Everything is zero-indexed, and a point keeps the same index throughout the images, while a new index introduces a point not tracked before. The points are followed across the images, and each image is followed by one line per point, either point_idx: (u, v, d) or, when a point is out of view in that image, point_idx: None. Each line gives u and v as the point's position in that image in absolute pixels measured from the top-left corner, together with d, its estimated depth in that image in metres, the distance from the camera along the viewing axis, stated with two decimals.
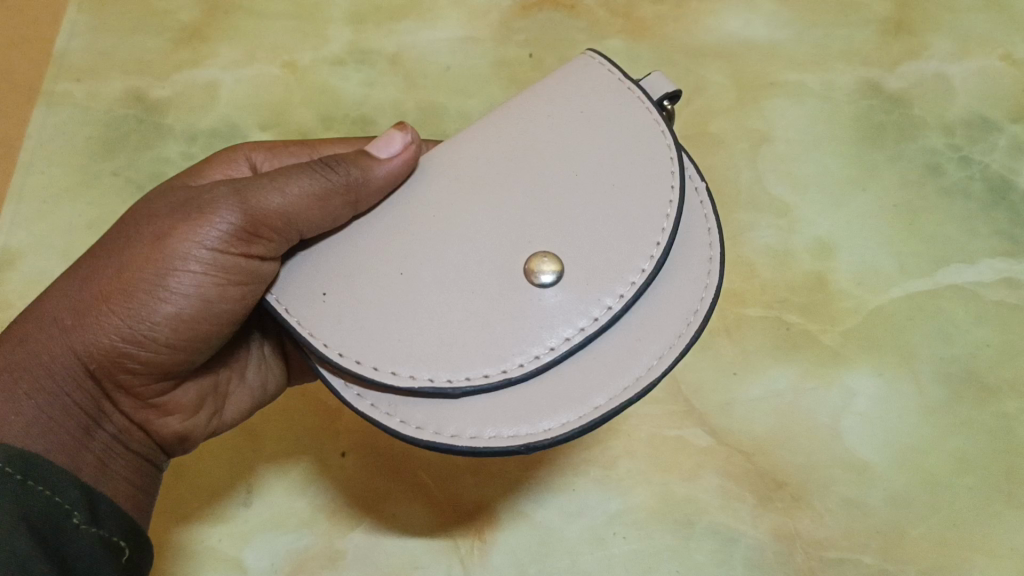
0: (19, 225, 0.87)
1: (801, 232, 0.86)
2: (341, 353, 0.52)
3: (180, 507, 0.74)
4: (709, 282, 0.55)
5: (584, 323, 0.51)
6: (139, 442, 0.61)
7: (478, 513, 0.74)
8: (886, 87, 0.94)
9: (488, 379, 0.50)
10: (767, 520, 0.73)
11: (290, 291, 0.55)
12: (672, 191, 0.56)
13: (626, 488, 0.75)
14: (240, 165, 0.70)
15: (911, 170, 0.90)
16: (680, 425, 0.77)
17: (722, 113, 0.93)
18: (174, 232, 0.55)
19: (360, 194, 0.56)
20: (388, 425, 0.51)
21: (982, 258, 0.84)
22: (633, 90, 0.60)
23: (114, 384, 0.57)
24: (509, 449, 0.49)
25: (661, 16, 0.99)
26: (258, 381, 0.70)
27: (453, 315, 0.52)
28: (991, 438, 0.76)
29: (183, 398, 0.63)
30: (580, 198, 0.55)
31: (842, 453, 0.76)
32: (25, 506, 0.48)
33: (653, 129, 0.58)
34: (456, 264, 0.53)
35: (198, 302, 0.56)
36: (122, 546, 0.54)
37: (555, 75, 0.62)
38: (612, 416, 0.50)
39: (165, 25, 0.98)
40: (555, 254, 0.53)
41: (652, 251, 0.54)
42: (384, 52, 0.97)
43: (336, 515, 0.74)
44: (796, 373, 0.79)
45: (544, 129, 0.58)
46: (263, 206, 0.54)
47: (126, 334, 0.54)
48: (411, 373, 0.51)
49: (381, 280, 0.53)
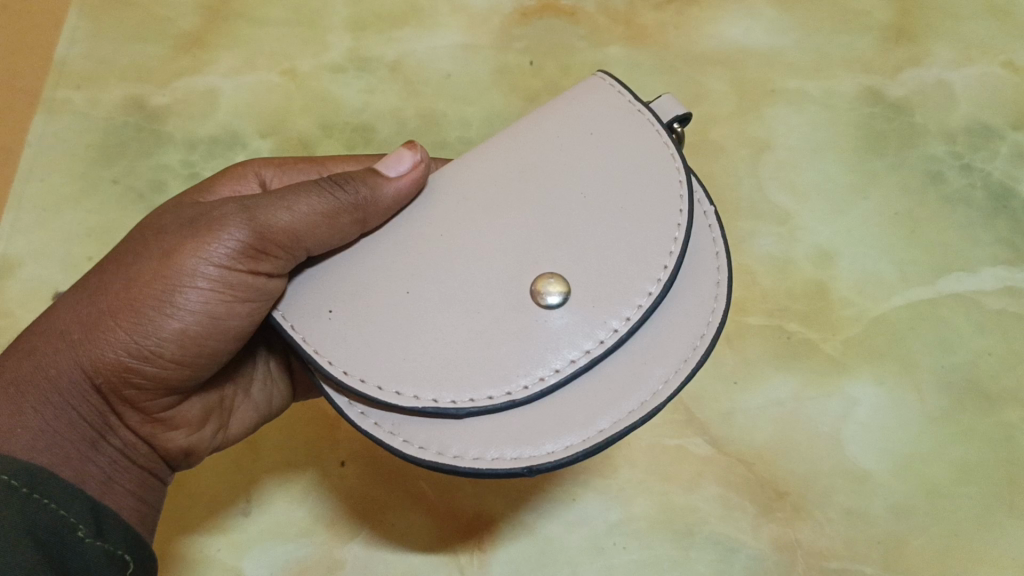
0: (19, 233, 0.87)
1: (802, 240, 0.86)
2: (346, 371, 0.52)
3: (181, 517, 0.74)
4: (715, 307, 0.55)
5: (589, 345, 0.51)
6: (144, 456, 0.61)
7: (479, 523, 0.74)
8: (887, 94, 0.94)
9: (492, 401, 0.50)
10: (768, 529, 0.73)
11: (296, 308, 0.55)
12: (680, 214, 0.56)
13: (627, 498, 0.75)
14: (249, 181, 0.70)
15: (912, 178, 0.89)
16: (681, 434, 0.77)
17: (723, 120, 0.93)
18: (182, 248, 0.55)
19: (368, 212, 0.56)
20: (390, 445, 0.51)
21: (983, 266, 0.84)
22: (644, 112, 0.60)
23: (120, 399, 0.57)
24: (511, 471, 0.49)
25: (662, 23, 0.99)
26: (264, 396, 0.70)
27: (459, 335, 0.52)
28: (993, 447, 0.76)
29: (188, 412, 0.63)
30: (587, 217, 0.55)
31: (842, 463, 0.75)
32: (32, 519, 0.48)
33: (663, 152, 0.58)
34: (461, 283, 0.53)
35: (204, 318, 0.55)
36: (127, 560, 0.54)
37: (566, 95, 0.62)
38: (616, 440, 0.50)
39: (165, 32, 0.98)
40: (562, 276, 0.53)
41: (659, 275, 0.54)
42: (385, 59, 0.97)
43: (336, 525, 0.74)
44: (797, 382, 0.79)
45: (553, 148, 0.58)
46: (271, 223, 0.54)
47: (132, 349, 0.54)
48: (415, 393, 0.51)
49: (386, 299, 0.53)
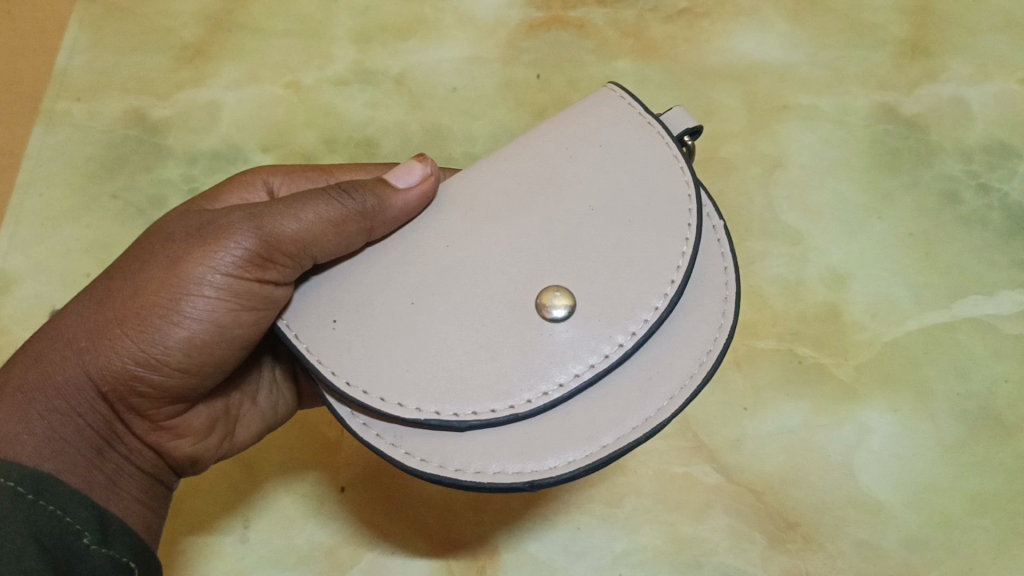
0: (16, 248, 0.85)
1: (815, 261, 0.84)
2: (348, 382, 0.50)
3: (175, 541, 0.72)
4: (723, 322, 0.53)
5: (594, 360, 0.49)
6: (151, 464, 0.59)
7: (483, 551, 0.72)
8: (902, 111, 0.92)
9: (495, 415, 0.48)
10: (777, 562, 0.71)
11: (301, 317, 0.54)
12: (688, 229, 0.54)
13: (633, 527, 0.73)
14: (258, 188, 0.68)
15: (928, 198, 0.87)
16: (689, 462, 0.75)
17: (734, 136, 0.91)
18: (188, 256, 0.53)
19: (375, 221, 0.54)
20: (392, 457, 0.49)
21: (1001, 289, 0.82)
22: (654, 124, 0.58)
23: (127, 407, 0.55)
24: (512, 486, 0.47)
25: (672, 36, 0.97)
26: (270, 404, 0.68)
27: (462, 347, 0.50)
28: (1009, 479, 0.74)
29: (195, 421, 0.61)
30: (599, 228, 0.53)
31: (855, 492, 0.74)
32: (35, 525, 0.46)
33: (672, 164, 0.56)
34: (467, 294, 0.52)
35: (211, 327, 0.53)
36: (133, 567, 0.52)
37: (576, 107, 0.60)
38: (620, 457, 0.48)
39: (167, 43, 0.97)
40: (568, 288, 0.51)
41: (667, 289, 0.52)
42: (389, 71, 0.95)
43: (335, 551, 0.72)
44: (809, 409, 0.77)
45: (562, 159, 0.56)
46: (277, 232, 0.53)
47: (138, 357, 0.52)
48: (417, 405, 0.49)
49: (390, 309, 0.52)
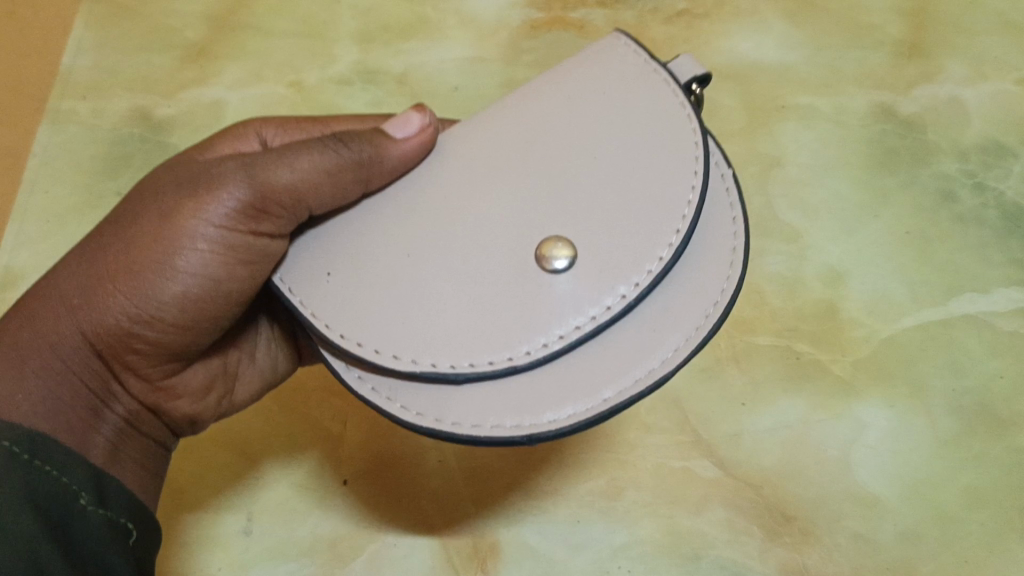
0: (22, 244, 0.86)
1: (812, 259, 0.85)
2: (343, 336, 0.51)
3: (178, 533, 0.73)
4: (731, 273, 0.53)
5: (596, 311, 0.50)
6: (150, 423, 0.60)
7: (483, 544, 0.73)
8: (899, 111, 0.93)
9: (493, 367, 0.49)
10: (776, 554, 0.72)
11: (297, 271, 0.55)
12: (694, 178, 0.53)
13: (632, 520, 0.74)
14: (251, 140, 0.69)
15: (924, 197, 0.88)
16: (688, 456, 0.76)
17: (733, 136, 0.92)
18: (181, 208, 0.54)
19: (371, 171, 0.55)
20: (387, 410, 0.50)
21: (996, 287, 0.83)
22: (660, 73, 0.58)
23: (122, 365, 0.56)
24: (509, 440, 0.48)
25: (671, 37, 0.98)
26: (268, 362, 0.69)
27: (458, 301, 0.51)
28: (1005, 473, 0.75)
29: (192, 380, 0.62)
30: (598, 181, 0.53)
31: (851, 486, 0.74)
32: (31, 485, 0.46)
33: (678, 114, 0.56)
34: (464, 248, 0.52)
35: (206, 281, 0.55)
36: (131, 527, 0.52)
37: (579, 57, 0.60)
38: (621, 409, 0.48)
39: (172, 43, 0.98)
40: (568, 240, 0.51)
41: (671, 240, 0.51)
42: (391, 71, 0.96)
43: (337, 545, 0.72)
44: (805, 404, 0.78)
45: (561, 111, 0.57)
46: (271, 183, 0.53)
47: (133, 314, 0.54)
48: (413, 358, 0.50)
49: (386, 264, 0.52)
